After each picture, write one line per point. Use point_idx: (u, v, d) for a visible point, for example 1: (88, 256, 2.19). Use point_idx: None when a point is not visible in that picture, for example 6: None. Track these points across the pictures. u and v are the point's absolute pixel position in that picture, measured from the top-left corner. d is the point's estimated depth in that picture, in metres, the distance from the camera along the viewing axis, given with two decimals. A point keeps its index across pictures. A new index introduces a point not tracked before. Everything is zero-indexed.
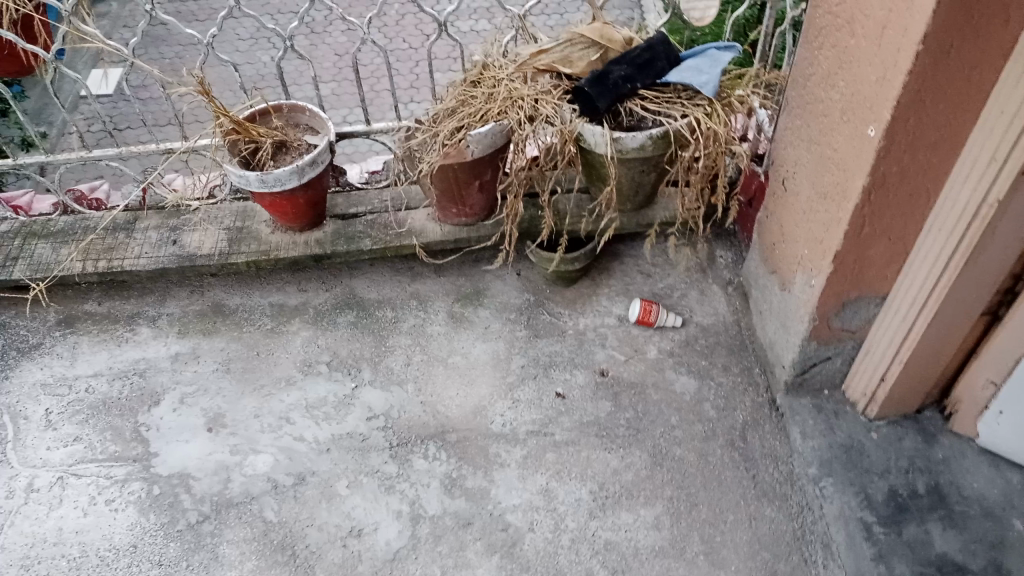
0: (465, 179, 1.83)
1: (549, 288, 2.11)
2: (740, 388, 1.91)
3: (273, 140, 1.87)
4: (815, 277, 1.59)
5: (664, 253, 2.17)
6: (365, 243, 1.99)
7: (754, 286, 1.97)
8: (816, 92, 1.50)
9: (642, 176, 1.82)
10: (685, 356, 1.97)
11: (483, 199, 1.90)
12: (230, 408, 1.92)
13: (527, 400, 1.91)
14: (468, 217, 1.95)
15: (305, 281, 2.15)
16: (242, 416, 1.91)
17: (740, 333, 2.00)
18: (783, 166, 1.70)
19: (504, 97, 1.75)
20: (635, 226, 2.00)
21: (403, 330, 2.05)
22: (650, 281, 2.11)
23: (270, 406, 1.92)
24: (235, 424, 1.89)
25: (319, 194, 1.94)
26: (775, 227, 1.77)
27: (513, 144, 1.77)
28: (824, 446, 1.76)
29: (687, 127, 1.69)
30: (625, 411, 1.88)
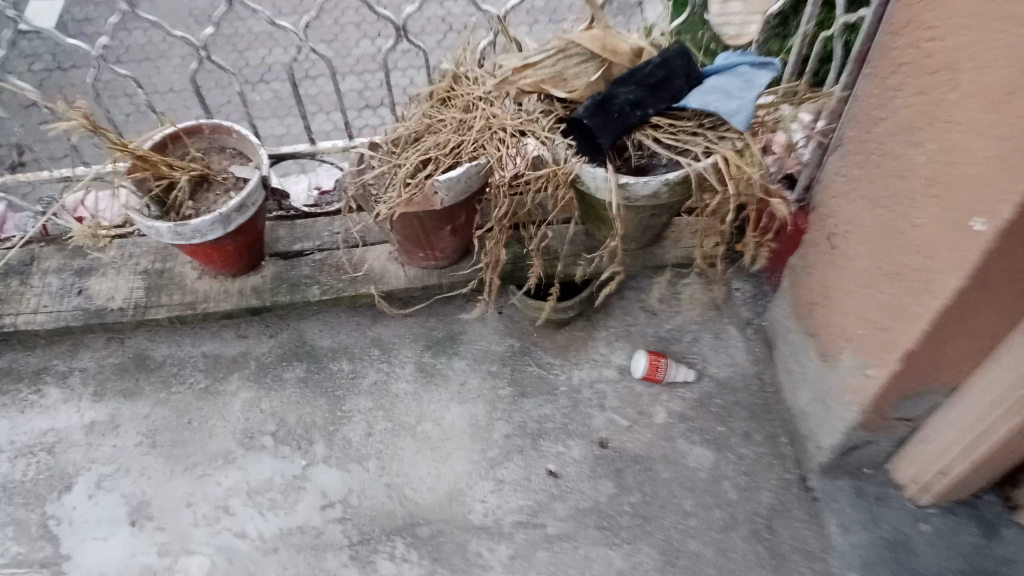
0: (434, 226, 1.47)
1: (537, 331, 1.78)
2: (764, 462, 1.61)
3: (190, 175, 1.49)
4: (874, 367, 1.27)
5: (672, 286, 1.84)
6: (313, 292, 1.62)
7: (781, 338, 1.67)
8: (887, 143, 1.15)
9: (653, 220, 1.46)
10: (699, 421, 1.67)
11: (456, 243, 1.53)
12: (158, 498, 1.60)
13: (513, 480, 1.60)
14: (437, 262, 1.58)
15: (245, 325, 1.81)
16: (172, 507, 1.59)
17: (762, 389, 1.70)
18: (831, 217, 1.36)
19: (480, 127, 1.40)
20: (640, 266, 1.65)
21: (364, 388, 1.72)
22: (656, 323, 1.79)
23: (207, 493, 1.61)
24: (165, 520, 1.58)
25: (253, 236, 1.57)
26: (816, 284, 1.44)
27: (494, 184, 1.41)
28: (867, 543, 1.48)
29: (713, 168, 1.34)
30: (630, 495, 1.58)
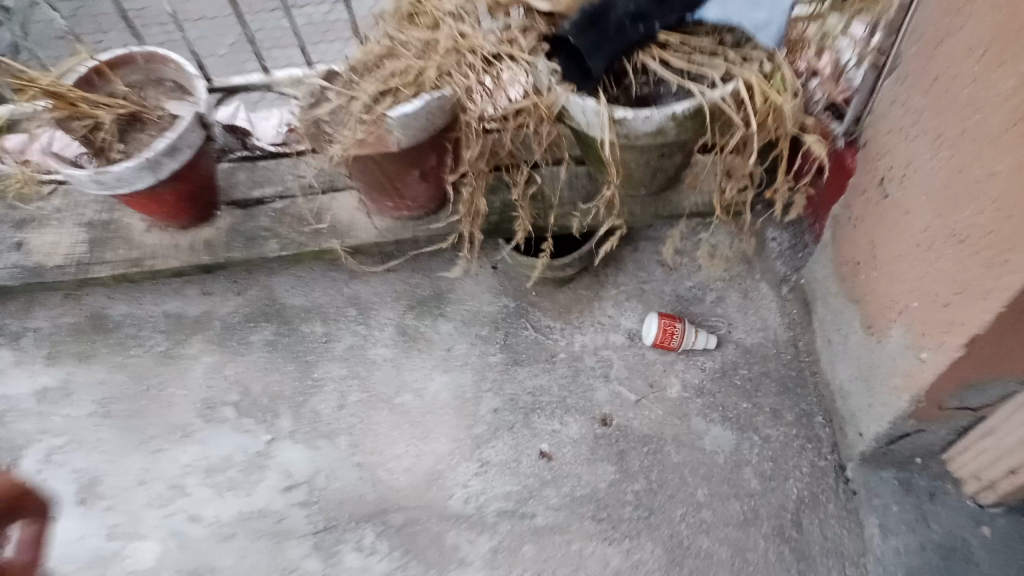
0: (398, 172, 1.23)
1: (534, 288, 1.55)
2: (794, 446, 1.37)
3: (116, 114, 1.28)
4: (929, 350, 1.02)
5: (693, 237, 1.59)
6: (271, 246, 1.42)
7: (820, 300, 1.41)
8: (961, 65, 0.87)
9: (661, 161, 1.20)
10: (720, 395, 1.43)
11: (428, 191, 1.30)
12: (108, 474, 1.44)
13: (500, 462, 1.39)
14: (410, 211, 1.35)
15: (211, 281, 1.63)
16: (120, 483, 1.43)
17: (795, 360, 1.45)
18: (886, 157, 1.09)
19: (447, 49, 1.15)
20: (651, 216, 1.40)
21: (337, 354, 1.52)
22: (673, 280, 1.55)
23: (156, 467, 1.44)
24: (113, 497, 1.42)
25: (196, 184, 1.36)
26: (864, 240, 1.17)
27: (465, 120, 1.16)
28: (914, 548, 1.24)
29: (733, 97, 1.08)
30: (635, 481, 1.36)
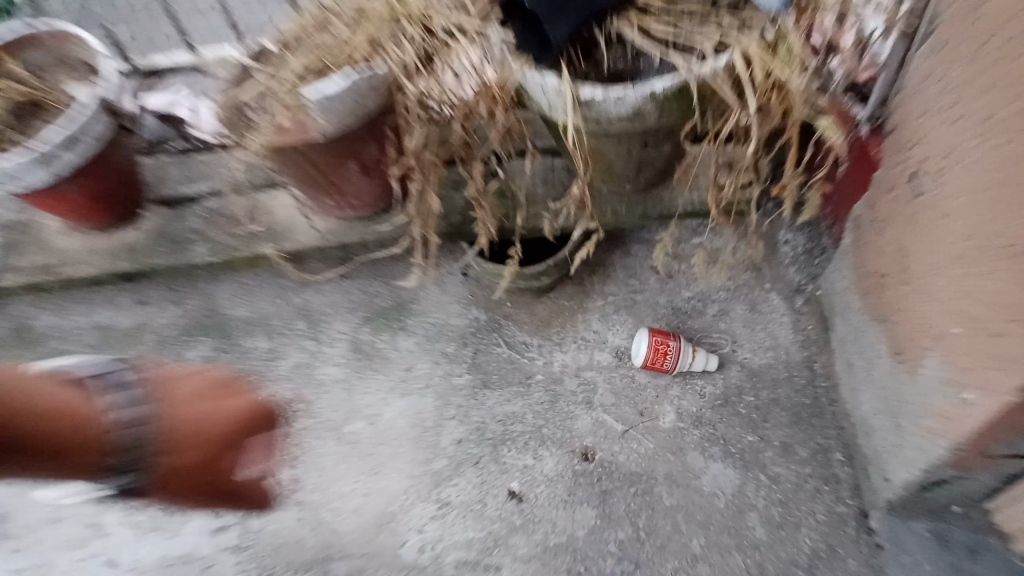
0: (332, 167, 1.04)
1: (508, 299, 1.35)
2: (807, 488, 1.16)
3: (8, 98, 1.10)
4: (976, 392, 0.81)
5: (692, 241, 1.38)
6: (200, 251, 1.23)
7: (840, 316, 1.19)
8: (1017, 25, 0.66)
9: (644, 153, 1.00)
10: (721, 427, 1.22)
11: (371, 188, 1.11)
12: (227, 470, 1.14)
13: (462, 504, 1.19)
14: (354, 211, 1.16)
15: (147, 289, 1.44)
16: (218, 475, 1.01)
17: (810, 386, 1.24)
18: (919, 147, 0.87)
19: (383, 19, 0.96)
20: (639, 217, 1.19)
21: (282, 374, 1.33)
22: (669, 291, 1.34)
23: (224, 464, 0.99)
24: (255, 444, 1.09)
25: (109, 181, 1.17)
26: (893, 248, 0.96)
27: (406, 104, 0.97)
28: None
29: (728, 73, 0.87)
30: (619, 528, 1.15)
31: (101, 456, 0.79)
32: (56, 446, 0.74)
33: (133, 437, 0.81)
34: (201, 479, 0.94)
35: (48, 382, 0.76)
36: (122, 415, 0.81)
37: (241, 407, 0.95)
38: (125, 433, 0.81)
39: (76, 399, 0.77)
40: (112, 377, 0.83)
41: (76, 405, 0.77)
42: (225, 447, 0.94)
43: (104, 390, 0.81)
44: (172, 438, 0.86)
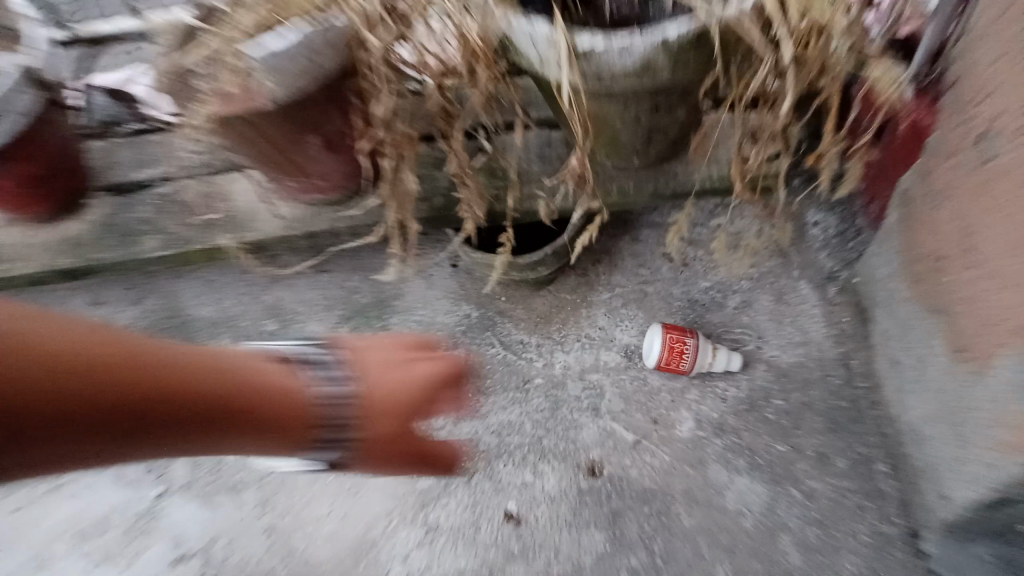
0: (290, 142, 0.88)
1: (502, 293, 1.20)
2: (847, 507, 1.01)
3: None
4: None
5: (708, 225, 1.21)
6: (152, 245, 1.09)
7: (883, 307, 1.03)
8: None
9: (656, 117, 0.84)
10: (746, 436, 1.08)
11: (340, 167, 0.95)
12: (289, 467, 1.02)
13: (452, 528, 1.05)
14: (323, 196, 1.00)
15: (101, 286, 1.30)
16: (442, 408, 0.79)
17: (847, 388, 1.08)
18: (993, 99, 0.71)
19: None
20: (650, 196, 1.03)
21: None
22: (684, 281, 1.19)
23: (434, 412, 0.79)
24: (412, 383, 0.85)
25: (44, 165, 1.01)
26: (957, 225, 0.80)
27: (370, 64, 0.81)
28: None
29: (758, 14, 0.71)
30: (631, 555, 1.01)
31: (312, 433, 0.69)
32: (262, 424, 0.66)
33: (337, 413, 0.70)
34: (396, 453, 0.74)
35: (241, 356, 0.68)
36: (341, 388, 0.71)
37: (436, 371, 0.76)
38: (331, 404, 0.70)
39: (280, 375, 0.69)
40: (326, 355, 0.73)
41: (277, 380, 0.68)
42: (426, 409, 0.76)
43: (307, 365, 0.72)
44: (385, 411, 0.72)
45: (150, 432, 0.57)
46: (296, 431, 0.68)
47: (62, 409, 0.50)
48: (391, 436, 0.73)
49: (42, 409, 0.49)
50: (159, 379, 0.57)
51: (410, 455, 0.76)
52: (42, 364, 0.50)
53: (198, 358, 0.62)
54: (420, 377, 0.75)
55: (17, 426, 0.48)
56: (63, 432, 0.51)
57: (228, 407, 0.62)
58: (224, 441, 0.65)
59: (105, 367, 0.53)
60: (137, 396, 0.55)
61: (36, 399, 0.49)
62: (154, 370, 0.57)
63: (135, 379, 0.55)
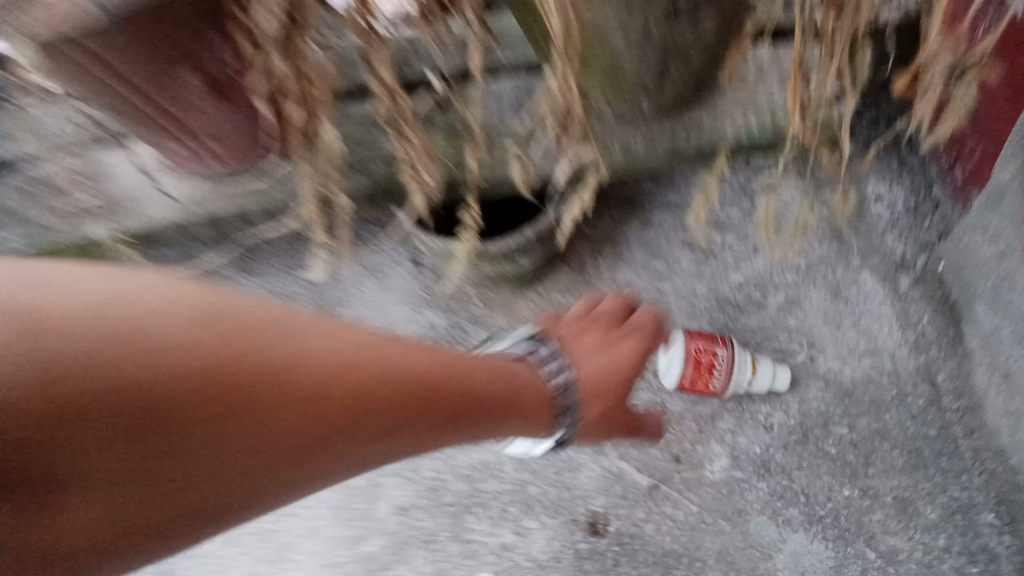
0: (155, 81, 0.63)
1: (485, 308, 0.92)
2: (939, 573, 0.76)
3: None
4: None
5: (746, 206, 0.93)
6: (10, 242, 0.81)
7: (987, 304, 0.76)
8: None
9: (674, 21, 0.56)
10: (800, 478, 0.81)
11: (238, 117, 0.69)
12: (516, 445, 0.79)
13: None
14: (229, 167, 0.76)
15: None
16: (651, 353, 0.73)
17: (932, 410, 0.82)
18: None
19: None
20: (665, 156, 0.78)
21: None
22: (710, 276, 0.92)
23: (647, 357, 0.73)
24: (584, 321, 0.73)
25: None
26: None
27: None
28: None
29: None
30: None
31: (552, 418, 0.64)
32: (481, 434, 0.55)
33: (568, 400, 0.64)
34: (614, 422, 0.69)
35: (494, 358, 0.61)
36: (562, 376, 0.65)
37: (638, 349, 0.70)
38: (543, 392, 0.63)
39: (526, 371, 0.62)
40: (542, 343, 0.68)
41: (513, 372, 0.60)
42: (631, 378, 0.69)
43: (533, 358, 0.66)
44: (599, 391, 0.66)
45: (358, 432, 0.41)
46: (514, 409, 0.57)
47: (202, 430, 0.34)
48: (608, 411, 0.68)
49: (240, 472, 0.36)
50: (337, 369, 0.40)
51: (622, 425, 0.71)
52: (196, 370, 0.34)
53: (469, 369, 0.53)
54: (623, 362, 0.68)
55: (174, 457, 0.33)
56: (240, 455, 0.36)
57: (457, 381, 0.50)
58: (452, 430, 0.50)
59: (328, 407, 0.39)
60: (324, 397, 0.39)
61: (181, 419, 0.34)
62: (323, 367, 0.40)
63: (317, 373, 0.39)
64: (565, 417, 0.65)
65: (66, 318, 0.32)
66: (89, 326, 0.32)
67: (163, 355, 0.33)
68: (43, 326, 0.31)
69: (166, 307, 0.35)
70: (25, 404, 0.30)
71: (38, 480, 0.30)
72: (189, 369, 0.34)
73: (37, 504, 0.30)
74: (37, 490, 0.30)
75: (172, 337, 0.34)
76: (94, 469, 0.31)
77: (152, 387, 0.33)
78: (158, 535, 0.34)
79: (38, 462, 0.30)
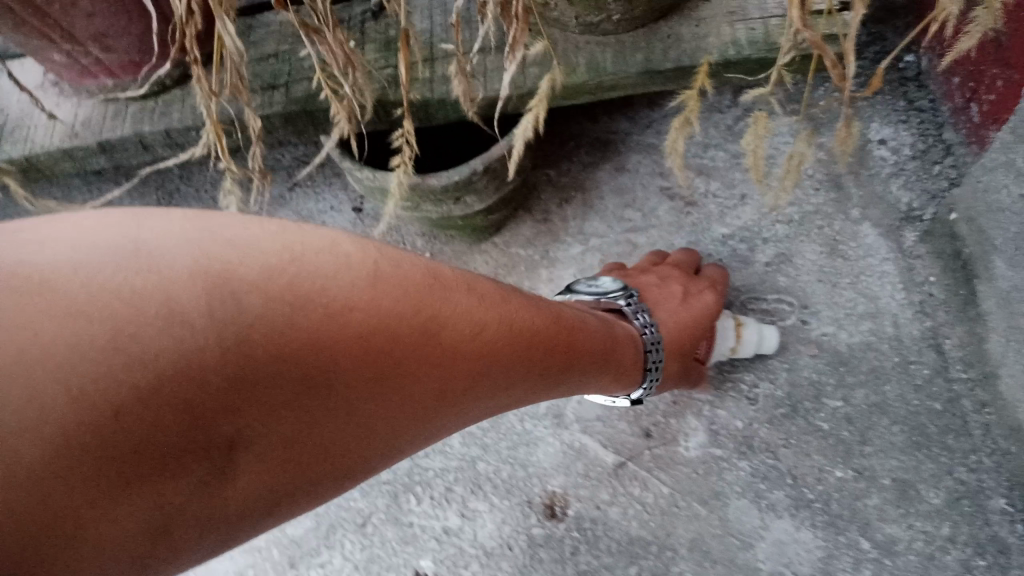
0: None
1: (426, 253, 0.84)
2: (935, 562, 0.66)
3: None
4: None
5: (733, 148, 0.82)
6: None
7: (1007, 260, 0.64)
8: None
9: None
10: (786, 457, 0.72)
11: (130, 26, 0.58)
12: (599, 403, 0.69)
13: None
14: (116, 81, 0.65)
15: None
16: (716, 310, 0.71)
17: (938, 381, 0.71)
18: None
19: None
20: (638, 74, 0.65)
21: None
22: (691, 228, 0.81)
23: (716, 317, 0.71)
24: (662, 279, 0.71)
25: None
26: None
27: None
28: None
29: None
30: None
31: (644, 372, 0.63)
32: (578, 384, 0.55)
33: (658, 357, 0.63)
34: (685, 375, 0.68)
35: (580, 310, 0.58)
36: (651, 331, 0.64)
37: (717, 297, 0.69)
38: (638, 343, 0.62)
39: (608, 325, 0.60)
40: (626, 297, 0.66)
41: (597, 331, 0.56)
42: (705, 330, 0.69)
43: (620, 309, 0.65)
44: (684, 345, 0.66)
45: (481, 386, 0.43)
46: (598, 367, 0.56)
47: (347, 390, 0.36)
48: (685, 366, 0.67)
49: (400, 417, 0.39)
50: (470, 329, 0.42)
51: (690, 378, 0.70)
52: (373, 334, 0.36)
53: (568, 325, 0.52)
54: (702, 317, 0.67)
55: (332, 416, 0.35)
56: (384, 412, 0.38)
57: (551, 339, 0.49)
58: (546, 387, 0.50)
59: (469, 356, 0.42)
60: (459, 358, 0.41)
61: (350, 383, 0.36)
62: (467, 322, 0.42)
63: (456, 338, 0.41)
64: (653, 373, 0.64)
65: (252, 291, 0.33)
66: (282, 287, 0.34)
67: (349, 322, 0.35)
68: (241, 294, 0.33)
69: (341, 274, 0.36)
70: (219, 371, 0.31)
71: (219, 443, 0.32)
72: (356, 340, 0.36)
73: (218, 466, 0.32)
74: (220, 451, 0.32)
75: (350, 300, 0.36)
76: (267, 430, 0.33)
77: (325, 352, 0.34)
78: (307, 491, 0.36)
79: (223, 426, 0.32)
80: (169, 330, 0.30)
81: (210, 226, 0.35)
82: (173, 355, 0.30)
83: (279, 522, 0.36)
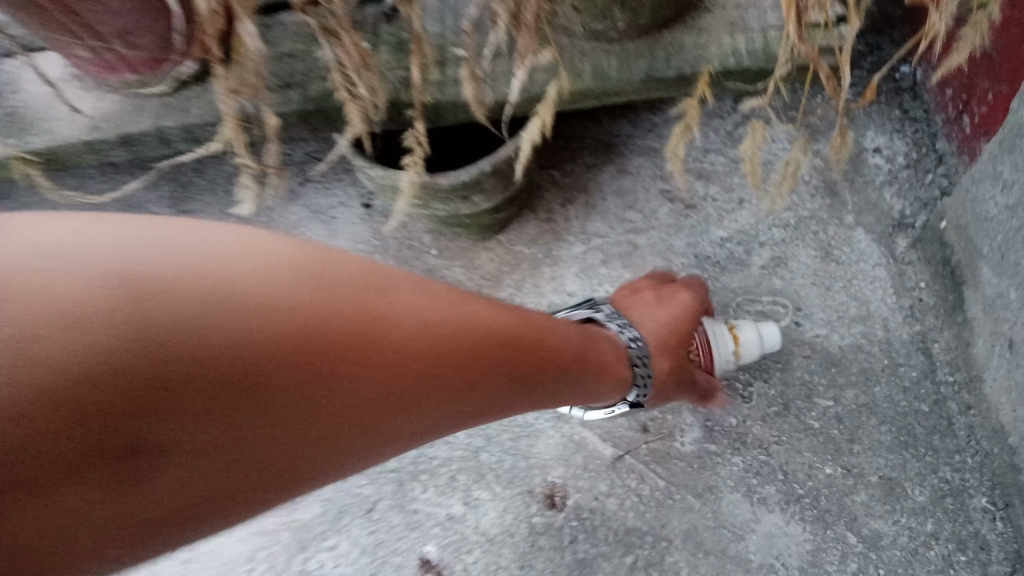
0: None
1: (432, 249, 0.86)
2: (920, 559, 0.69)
3: None
4: None
5: (732, 154, 0.84)
6: None
7: (991, 267, 0.67)
8: None
9: None
10: (779, 454, 0.74)
11: (154, 24, 0.60)
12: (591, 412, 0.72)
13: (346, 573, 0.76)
14: (137, 76, 0.67)
15: None
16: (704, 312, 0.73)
17: (926, 383, 0.74)
18: None
19: None
20: (642, 81, 0.68)
21: None
22: (690, 230, 0.83)
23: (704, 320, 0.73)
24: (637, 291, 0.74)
25: None
26: None
27: None
28: None
29: None
30: None
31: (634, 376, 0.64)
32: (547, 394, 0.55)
33: (643, 356, 0.65)
34: (681, 383, 0.69)
35: (562, 320, 0.60)
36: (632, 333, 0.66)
37: (699, 295, 0.72)
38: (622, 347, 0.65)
39: (589, 335, 0.62)
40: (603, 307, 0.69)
41: (573, 339, 0.58)
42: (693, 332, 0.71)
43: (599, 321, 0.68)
44: (670, 344, 0.68)
45: (430, 394, 0.42)
46: (578, 374, 0.57)
47: (277, 392, 0.35)
48: (678, 371, 0.68)
49: (338, 424, 0.38)
50: (412, 334, 0.41)
51: (693, 386, 0.71)
52: (299, 334, 0.36)
53: (538, 336, 0.53)
54: (681, 315, 0.69)
55: (260, 421, 0.35)
56: (319, 418, 0.37)
57: (509, 347, 0.49)
58: (509, 398, 0.50)
59: (412, 361, 0.41)
60: (402, 362, 0.40)
61: (276, 384, 0.35)
62: (409, 327, 0.41)
63: (396, 342, 0.40)
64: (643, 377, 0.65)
65: (166, 289, 0.33)
66: (193, 289, 0.34)
67: (267, 321, 0.35)
68: (151, 294, 0.33)
69: (261, 276, 0.36)
70: (127, 372, 0.31)
71: (132, 446, 0.31)
72: (285, 344, 0.35)
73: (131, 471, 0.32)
74: (131, 454, 0.31)
75: (268, 300, 0.36)
76: (185, 436, 0.33)
77: (246, 354, 0.34)
78: (231, 503, 0.35)
79: (139, 427, 0.31)
80: (75, 330, 0.30)
81: (134, 234, 0.35)
82: (79, 356, 0.30)
83: (206, 532, 0.36)
